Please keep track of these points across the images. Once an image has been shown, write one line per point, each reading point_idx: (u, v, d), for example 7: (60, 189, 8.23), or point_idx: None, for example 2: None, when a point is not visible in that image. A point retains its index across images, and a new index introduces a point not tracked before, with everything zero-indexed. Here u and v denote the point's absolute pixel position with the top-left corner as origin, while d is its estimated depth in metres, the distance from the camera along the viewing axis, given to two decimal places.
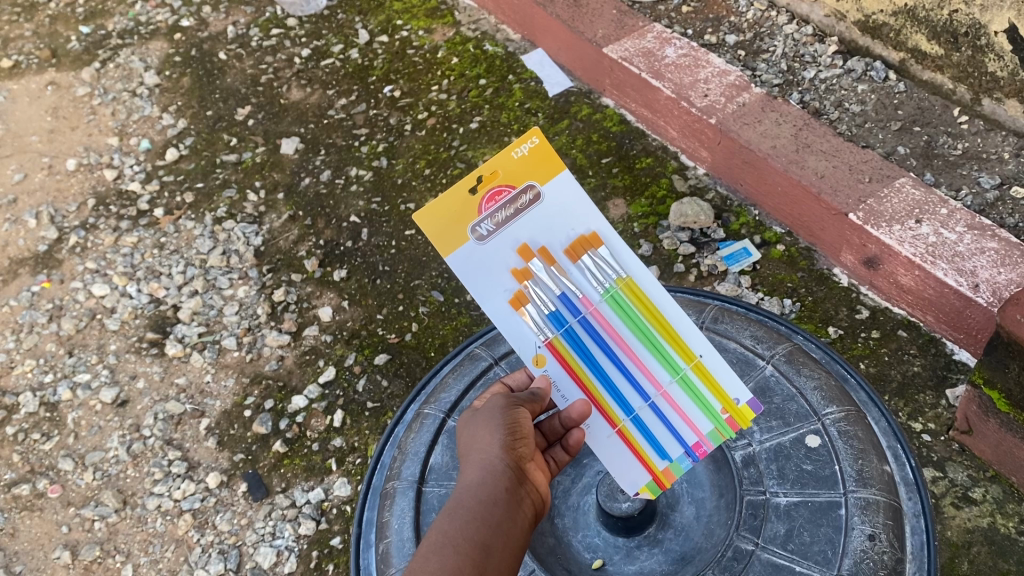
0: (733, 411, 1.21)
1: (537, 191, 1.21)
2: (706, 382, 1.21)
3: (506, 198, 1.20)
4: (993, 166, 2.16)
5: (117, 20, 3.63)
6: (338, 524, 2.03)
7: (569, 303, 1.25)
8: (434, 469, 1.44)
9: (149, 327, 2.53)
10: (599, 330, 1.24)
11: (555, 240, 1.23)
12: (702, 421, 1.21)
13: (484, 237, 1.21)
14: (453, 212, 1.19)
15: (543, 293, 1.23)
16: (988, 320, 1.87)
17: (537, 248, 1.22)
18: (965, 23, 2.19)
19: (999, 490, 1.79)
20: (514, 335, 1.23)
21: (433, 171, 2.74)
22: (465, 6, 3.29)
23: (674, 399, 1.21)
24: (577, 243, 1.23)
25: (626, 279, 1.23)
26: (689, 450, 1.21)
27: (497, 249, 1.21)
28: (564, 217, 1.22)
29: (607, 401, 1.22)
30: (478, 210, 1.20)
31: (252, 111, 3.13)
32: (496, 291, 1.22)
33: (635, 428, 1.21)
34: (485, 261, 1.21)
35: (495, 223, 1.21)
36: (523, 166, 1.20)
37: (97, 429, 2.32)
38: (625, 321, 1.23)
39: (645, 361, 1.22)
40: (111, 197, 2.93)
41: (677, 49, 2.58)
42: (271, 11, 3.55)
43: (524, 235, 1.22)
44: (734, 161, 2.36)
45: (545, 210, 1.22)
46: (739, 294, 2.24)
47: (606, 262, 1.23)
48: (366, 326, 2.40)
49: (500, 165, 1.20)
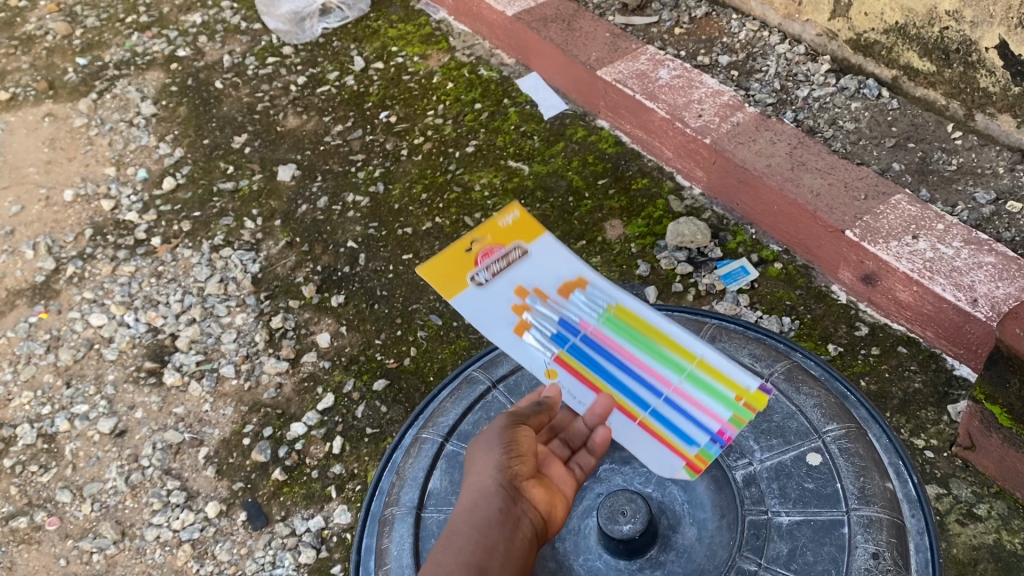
0: (746, 396, 1.24)
1: (525, 249, 1.42)
2: (714, 374, 1.27)
3: (499, 254, 1.40)
4: (988, 181, 2.17)
5: (113, 52, 3.66)
6: (339, 551, 2.01)
7: (571, 332, 1.36)
8: (433, 494, 1.41)
9: (146, 356, 2.52)
10: (602, 350, 1.34)
11: (548, 284, 1.40)
12: (718, 408, 1.26)
13: (485, 287, 1.39)
14: (455, 271, 1.39)
15: (545, 324, 1.36)
16: (987, 335, 1.86)
17: (533, 291, 1.39)
18: (956, 39, 2.20)
19: (1004, 505, 1.77)
20: (525, 366, 1.35)
21: (430, 196, 2.75)
22: (459, 32, 3.31)
23: (687, 394, 1.27)
24: (566, 285, 1.39)
25: (616, 305, 1.36)
26: (715, 436, 1.25)
27: (498, 297, 1.39)
28: (551, 267, 1.41)
29: (627, 403, 1.30)
30: (476, 266, 1.39)
31: (249, 139, 3.14)
32: (502, 331, 1.36)
33: (654, 422, 1.28)
34: (489, 309, 1.38)
35: (492, 274, 1.39)
36: (510, 231, 1.43)
37: (95, 460, 2.30)
38: (625, 337, 1.34)
39: (654, 367, 1.31)
40: (108, 226, 2.94)
41: (671, 71, 2.60)
42: (267, 40, 3.58)
43: (518, 283, 1.40)
44: (730, 180, 2.37)
45: (532, 263, 1.42)
46: (737, 312, 2.23)
47: (594, 294, 1.38)
48: (364, 351, 2.39)
49: (490, 230, 1.42)
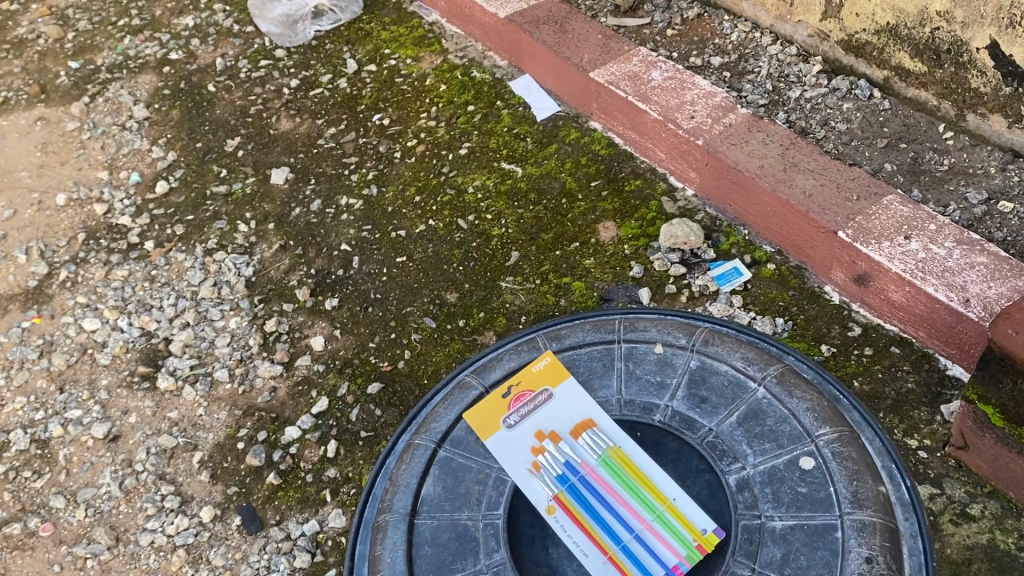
0: (702, 539, 1.29)
1: (550, 392, 1.54)
2: (681, 521, 1.32)
3: (527, 399, 1.54)
4: (980, 181, 2.17)
5: (106, 55, 3.66)
6: (334, 555, 2.00)
7: (572, 466, 1.42)
8: (426, 500, 1.41)
9: (140, 361, 2.51)
10: (594, 482, 1.40)
11: (563, 425, 1.49)
12: (678, 547, 1.29)
13: (512, 425, 1.50)
14: (489, 408, 1.54)
15: (551, 461, 1.43)
16: (980, 335, 1.86)
17: (548, 432, 1.48)
18: (947, 40, 2.19)
19: (997, 505, 1.78)
20: (523, 465, 1.43)
21: (423, 198, 2.75)
22: (452, 34, 3.31)
23: (655, 533, 1.32)
24: (578, 426, 1.48)
25: (615, 448, 1.43)
26: (671, 570, 1.27)
27: (519, 431, 1.49)
28: (569, 410, 1.51)
29: (598, 533, 1.32)
30: (507, 408, 1.53)
31: (242, 142, 3.14)
32: (513, 433, 1.48)
33: (624, 556, 1.29)
34: (507, 433, 1.48)
35: (520, 416, 1.51)
36: (540, 376, 1.57)
37: (88, 465, 2.29)
38: (617, 479, 1.39)
39: (631, 504, 1.36)
40: (101, 231, 2.93)
41: (663, 72, 2.60)
42: (259, 43, 3.57)
43: (539, 425, 1.50)
44: (722, 181, 2.37)
45: (556, 405, 1.52)
46: (731, 314, 2.23)
47: (600, 436, 1.45)
48: (358, 354, 2.39)
49: (524, 377, 1.58)
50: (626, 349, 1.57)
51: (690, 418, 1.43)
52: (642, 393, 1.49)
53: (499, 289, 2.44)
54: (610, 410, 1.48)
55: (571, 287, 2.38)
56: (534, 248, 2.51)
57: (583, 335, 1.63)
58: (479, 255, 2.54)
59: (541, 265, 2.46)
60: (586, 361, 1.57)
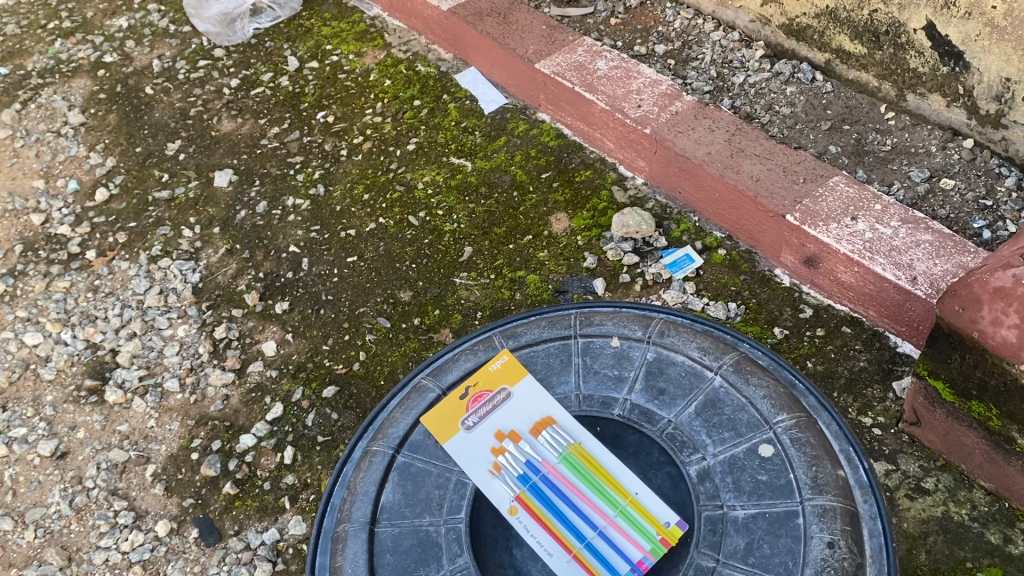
0: (665, 533, 1.29)
1: (508, 391, 1.53)
2: (645, 515, 1.32)
3: (485, 399, 1.52)
4: (921, 160, 2.21)
5: (36, 59, 3.54)
6: (296, 563, 1.97)
7: (534, 466, 1.41)
8: (386, 508, 1.39)
9: (86, 374, 2.44)
10: (556, 482, 1.39)
11: (523, 424, 1.48)
12: (642, 541, 1.29)
13: (471, 427, 1.48)
14: (447, 410, 1.52)
15: (512, 461, 1.42)
16: (928, 312, 1.89)
17: (508, 432, 1.47)
18: (885, 22, 2.22)
19: (951, 477, 1.81)
20: (485, 470, 1.41)
21: (372, 196, 2.71)
22: (395, 28, 3.27)
23: (619, 528, 1.31)
24: (538, 424, 1.47)
25: (576, 445, 1.42)
26: (635, 566, 1.27)
27: (479, 433, 1.47)
28: (527, 409, 1.49)
29: (562, 532, 1.32)
30: (466, 409, 1.51)
31: (182, 145, 3.06)
32: (474, 437, 1.46)
33: (589, 553, 1.29)
34: (467, 437, 1.46)
35: (479, 416, 1.50)
36: (497, 375, 1.56)
37: (36, 485, 2.22)
38: (578, 475, 1.39)
39: (594, 501, 1.35)
40: (39, 242, 2.84)
41: (608, 62, 2.60)
42: (197, 42, 3.49)
43: (499, 425, 1.49)
44: (671, 169, 2.38)
45: (514, 404, 1.51)
46: (684, 301, 2.23)
47: (560, 434, 1.44)
48: (312, 358, 2.35)
49: (481, 377, 1.56)
50: (582, 344, 1.56)
51: (648, 410, 1.43)
52: (600, 387, 1.49)
53: (453, 285, 2.42)
54: (568, 406, 1.48)
55: (525, 281, 2.37)
56: (486, 243, 2.49)
57: (539, 332, 1.61)
58: (432, 252, 2.51)
59: (494, 260, 2.45)
60: (542, 358, 1.56)
